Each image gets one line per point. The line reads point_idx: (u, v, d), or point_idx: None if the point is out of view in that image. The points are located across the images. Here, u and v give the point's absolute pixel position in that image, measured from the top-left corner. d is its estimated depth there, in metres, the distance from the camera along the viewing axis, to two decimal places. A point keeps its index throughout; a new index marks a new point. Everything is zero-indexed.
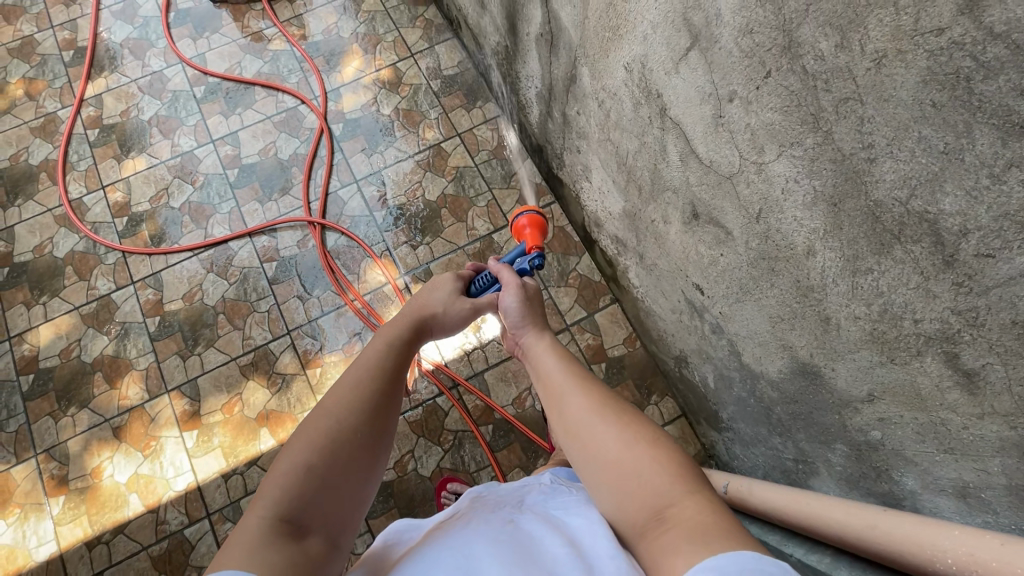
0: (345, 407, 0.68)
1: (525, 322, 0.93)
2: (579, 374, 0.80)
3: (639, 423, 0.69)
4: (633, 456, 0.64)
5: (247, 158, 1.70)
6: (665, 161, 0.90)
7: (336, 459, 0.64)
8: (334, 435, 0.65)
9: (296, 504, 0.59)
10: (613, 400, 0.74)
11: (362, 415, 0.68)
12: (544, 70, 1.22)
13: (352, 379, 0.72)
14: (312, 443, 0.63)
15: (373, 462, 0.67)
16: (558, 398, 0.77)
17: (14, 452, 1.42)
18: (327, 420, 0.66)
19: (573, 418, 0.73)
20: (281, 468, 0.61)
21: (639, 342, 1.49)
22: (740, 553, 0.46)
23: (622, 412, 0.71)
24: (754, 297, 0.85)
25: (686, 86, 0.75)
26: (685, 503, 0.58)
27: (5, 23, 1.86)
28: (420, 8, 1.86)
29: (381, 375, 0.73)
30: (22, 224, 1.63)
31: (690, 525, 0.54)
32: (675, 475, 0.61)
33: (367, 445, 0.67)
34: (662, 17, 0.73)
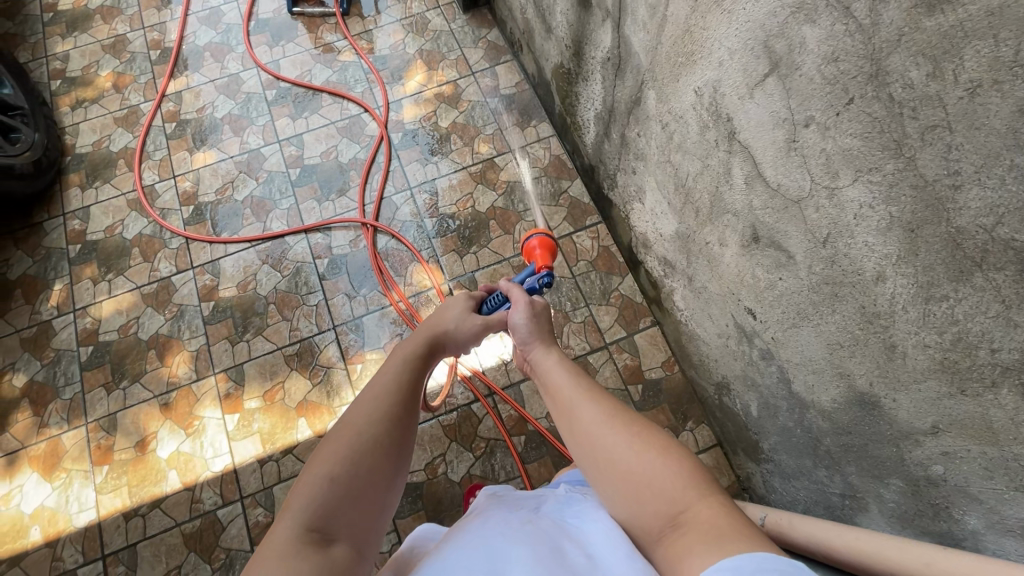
0: (366, 420, 0.70)
1: (533, 337, 0.94)
2: (587, 386, 0.81)
3: (649, 431, 0.70)
4: (645, 464, 0.66)
5: (310, 159, 1.78)
6: (727, 184, 0.92)
7: (359, 469, 0.66)
8: (358, 446, 0.67)
9: (324, 513, 0.62)
10: (623, 409, 0.75)
11: (381, 426, 0.70)
12: (607, 93, 1.27)
13: (371, 392, 0.74)
14: (336, 454, 0.66)
15: (395, 472, 0.69)
16: (568, 412, 0.78)
17: (67, 419, 1.48)
18: (349, 432, 0.68)
19: (584, 431, 0.74)
20: (308, 480, 0.64)
21: (678, 366, 1.48)
22: (756, 554, 0.49)
23: (631, 421, 0.72)
24: (811, 322, 0.85)
25: (760, 111, 0.78)
26: (697, 508, 0.61)
27: (102, 22, 2.02)
28: (483, 30, 1.95)
29: (401, 388, 0.75)
30: (97, 205, 1.73)
31: (704, 529, 0.57)
32: (688, 479, 0.64)
33: (390, 455, 0.69)
34: (741, 45, 0.76)
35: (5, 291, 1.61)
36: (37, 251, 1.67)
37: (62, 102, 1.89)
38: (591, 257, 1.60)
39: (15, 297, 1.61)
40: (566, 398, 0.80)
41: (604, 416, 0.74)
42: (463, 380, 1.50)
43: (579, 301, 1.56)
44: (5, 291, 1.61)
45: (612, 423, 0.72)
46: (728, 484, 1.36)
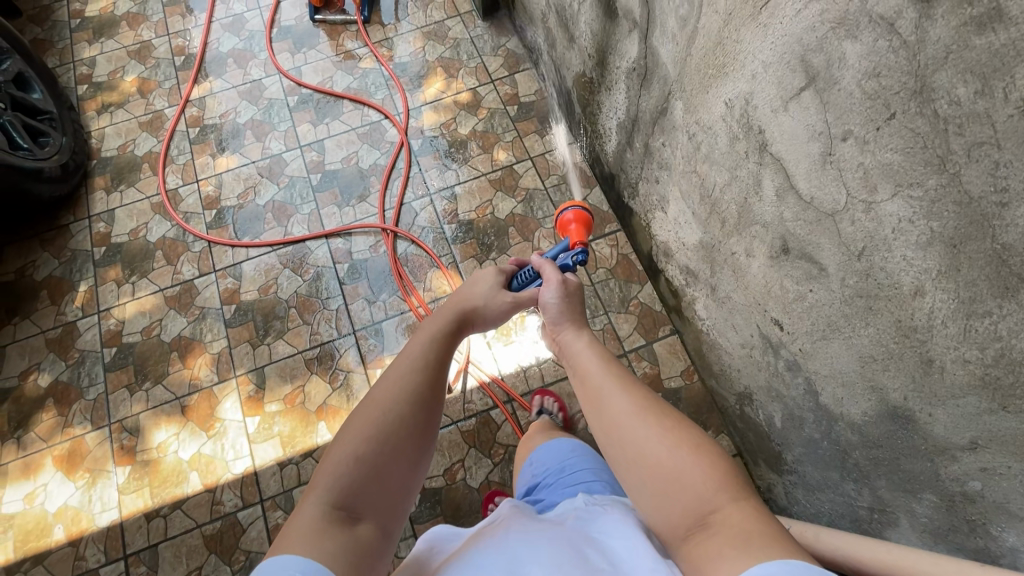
0: (391, 398, 0.67)
1: (565, 318, 0.92)
2: (619, 373, 0.77)
3: (682, 426, 0.66)
4: (676, 461, 0.62)
5: (331, 165, 1.80)
6: (757, 196, 0.93)
7: (384, 448, 0.63)
8: (382, 425, 0.64)
9: (350, 492, 0.60)
10: (655, 400, 0.70)
11: (407, 405, 0.67)
12: (631, 102, 1.28)
13: (395, 369, 0.71)
14: (360, 432, 0.63)
15: (420, 451, 0.67)
16: (596, 397, 0.74)
17: (90, 419, 1.49)
18: (374, 410, 0.65)
19: (613, 419, 0.70)
20: (332, 457, 0.62)
21: (697, 375, 1.48)
22: (786, 562, 0.49)
23: (664, 412, 0.68)
24: (841, 334, 0.85)
25: (794, 124, 0.78)
26: (728, 509, 0.58)
27: (127, 28, 2.05)
28: (503, 38, 1.96)
29: (427, 366, 0.72)
30: (122, 208, 1.75)
31: (734, 535, 0.55)
32: (719, 479, 0.61)
33: (416, 435, 0.66)
34: (776, 58, 0.77)
35: (30, 292, 1.64)
36: (63, 252, 1.69)
37: (88, 106, 1.92)
38: (610, 265, 1.61)
39: (41, 297, 1.63)
40: (595, 383, 0.76)
41: (636, 406, 0.69)
42: (481, 386, 1.50)
43: (598, 309, 1.57)
44: (30, 291, 1.64)
45: (644, 414, 0.68)
46: None
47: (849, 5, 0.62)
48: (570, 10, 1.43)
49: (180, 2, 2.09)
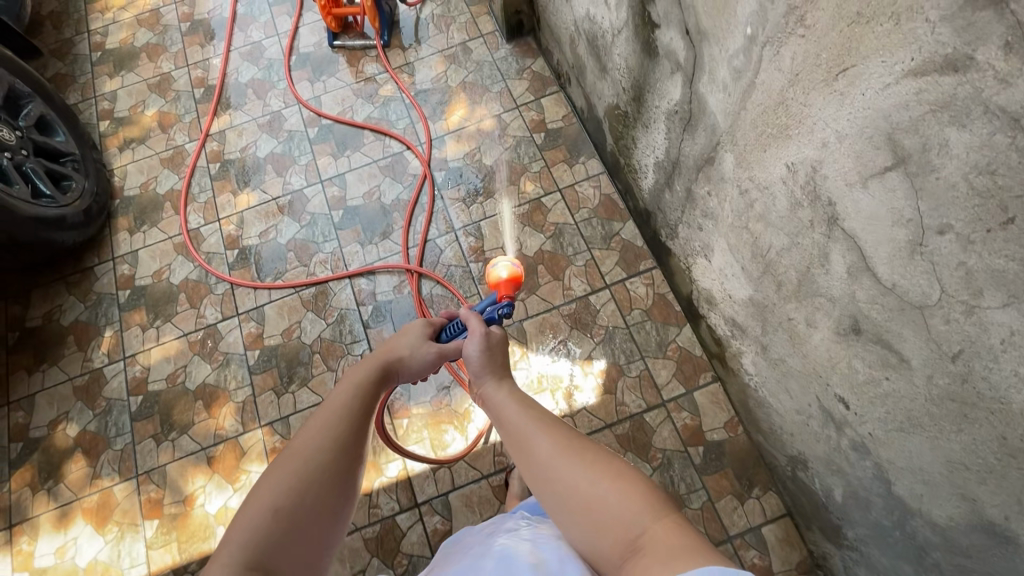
0: (313, 449, 0.69)
1: (486, 370, 0.90)
2: (537, 414, 0.80)
3: (602, 455, 0.71)
4: (601, 490, 0.67)
5: (353, 201, 1.74)
6: (823, 268, 0.83)
7: (303, 499, 0.65)
8: (303, 476, 0.67)
9: (263, 544, 0.62)
10: (576, 437, 0.75)
11: (327, 456, 0.69)
12: (672, 144, 1.18)
13: (318, 421, 0.73)
14: (280, 486, 0.65)
15: (339, 502, 0.69)
16: (522, 441, 0.77)
17: (118, 470, 1.48)
18: (295, 462, 0.67)
19: (539, 462, 0.73)
20: (252, 510, 0.63)
21: (742, 428, 1.39)
22: (700, 567, 0.54)
23: (588, 446, 0.73)
24: (924, 432, 0.76)
25: (874, 204, 0.69)
26: (653, 530, 0.63)
27: (147, 60, 2.03)
28: (528, 60, 1.87)
29: (350, 416, 0.74)
30: (145, 249, 1.74)
31: (660, 553, 0.60)
32: (640, 503, 0.66)
33: (335, 484, 0.68)
34: (855, 129, 0.67)
35: (58, 337, 1.63)
36: (89, 295, 1.68)
37: (111, 143, 1.90)
38: (646, 306, 1.52)
39: (68, 343, 1.62)
40: (517, 427, 0.79)
41: (559, 446, 0.73)
42: None
43: (633, 353, 1.48)
44: (58, 337, 1.63)
45: (567, 451, 0.72)
46: (800, 561, 1.26)
47: (958, 90, 0.53)
48: (602, 40, 1.34)
49: (199, 31, 2.05)
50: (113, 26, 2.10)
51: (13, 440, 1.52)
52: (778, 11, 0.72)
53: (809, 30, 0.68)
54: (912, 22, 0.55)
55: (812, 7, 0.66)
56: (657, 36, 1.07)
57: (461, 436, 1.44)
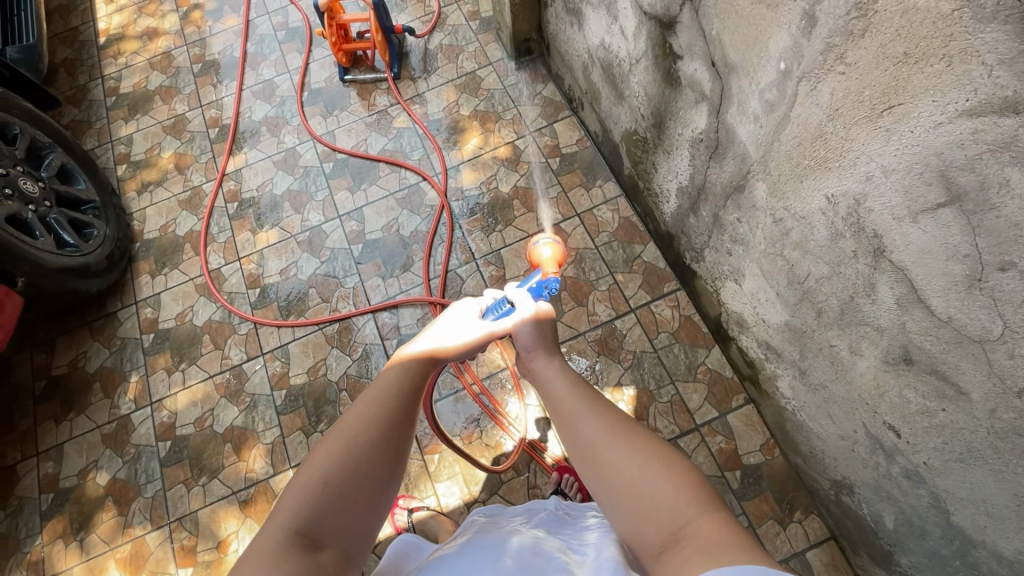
0: (361, 422, 0.64)
1: (536, 346, 0.82)
2: (586, 391, 0.73)
3: (652, 443, 0.65)
4: (647, 478, 0.61)
5: (371, 234, 1.75)
6: (869, 298, 0.82)
7: (353, 473, 0.61)
8: (352, 450, 0.62)
9: (313, 516, 0.58)
10: (627, 421, 0.68)
11: (377, 429, 0.63)
12: (696, 171, 1.18)
13: (368, 392, 0.67)
14: (329, 457, 0.61)
15: (389, 477, 0.64)
16: (567, 417, 0.70)
17: (150, 518, 1.46)
18: (343, 435, 0.62)
19: (585, 441, 0.67)
20: (307, 479, 0.60)
21: (778, 450, 1.36)
22: (748, 564, 0.48)
23: (640, 433, 0.66)
24: (987, 464, 0.75)
25: (925, 238, 0.68)
26: (700, 523, 0.57)
27: (161, 103, 2.05)
28: (538, 86, 1.88)
29: (400, 388, 0.67)
30: (167, 291, 1.74)
31: (705, 545, 0.54)
32: (689, 495, 0.59)
33: (385, 458, 0.63)
34: (903, 165, 0.67)
35: (84, 385, 1.63)
36: (113, 341, 1.68)
37: (129, 187, 1.92)
38: (673, 328, 1.51)
39: (94, 390, 1.62)
40: (562, 403, 0.72)
41: (608, 428, 0.66)
42: (545, 468, 1.42)
43: (663, 378, 1.47)
44: (84, 385, 1.63)
45: (616, 433, 0.66)
46: None
47: (1019, 131, 0.53)
48: (618, 68, 1.34)
49: (210, 72, 2.08)
50: (125, 71, 2.12)
51: (43, 491, 1.51)
52: (815, 48, 0.71)
53: (850, 68, 0.68)
54: (967, 65, 0.55)
55: (853, 45, 0.66)
56: (680, 67, 1.07)
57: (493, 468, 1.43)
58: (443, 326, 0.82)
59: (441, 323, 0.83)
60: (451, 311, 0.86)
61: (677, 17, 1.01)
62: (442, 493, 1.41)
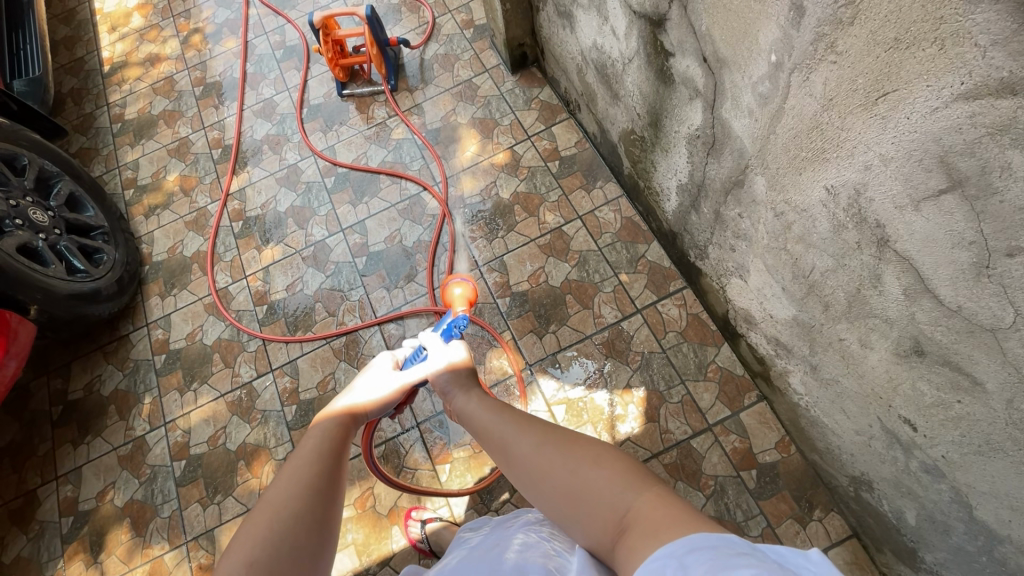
0: (282, 493, 0.61)
1: (453, 385, 0.86)
2: (514, 415, 0.74)
3: (581, 440, 0.65)
4: (581, 477, 0.60)
5: (375, 246, 1.75)
6: (876, 290, 0.80)
7: (279, 549, 0.56)
8: (276, 525, 0.58)
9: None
10: (554, 430, 0.68)
11: (302, 498, 0.61)
12: (695, 168, 1.16)
13: (287, 463, 0.65)
14: (252, 535, 0.57)
15: (321, 545, 0.60)
16: (499, 445, 0.71)
17: (167, 538, 1.48)
18: (265, 512, 0.59)
19: (521, 461, 0.67)
20: (229, 564, 0.55)
21: (794, 447, 1.34)
22: (688, 537, 0.47)
23: (568, 435, 0.66)
24: (1008, 457, 0.73)
25: (929, 226, 0.66)
26: (640, 503, 0.56)
27: (165, 127, 2.08)
28: (534, 90, 1.87)
29: (320, 454, 0.66)
30: (177, 312, 1.76)
31: (646, 528, 0.52)
32: (624, 480, 0.59)
33: (314, 526, 0.60)
34: (901, 153, 0.65)
35: (99, 408, 1.65)
36: (126, 363, 1.71)
37: (136, 211, 1.95)
38: (680, 327, 1.49)
39: (109, 413, 1.64)
40: (493, 432, 0.73)
41: (535, 443, 0.67)
42: None
43: (673, 378, 1.45)
44: (99, 408, 1.65)
45: (545, 443, 0.66)
46: None
47: (1018, 113, 0.51)
48: (612, 68, 1.33)
49: (212, 93, 2.11)
50: (130, 97, 2.16)
51: (62, 515, 1.53)
52: (805, 39, 0.70)
53: (841, 57, 0.66)
54: (960, 47, 0.53)
55: (843, 33, 0.64)
56: (672, 64, 1.06)
57: (504, 476, 1.42)
58: (360, 382, 0.86)
59: (359, 380, 0.87)
60: (369, 367, 0.90)
61: (667, 15, 1.00)
62: (454, 503, 1.41)
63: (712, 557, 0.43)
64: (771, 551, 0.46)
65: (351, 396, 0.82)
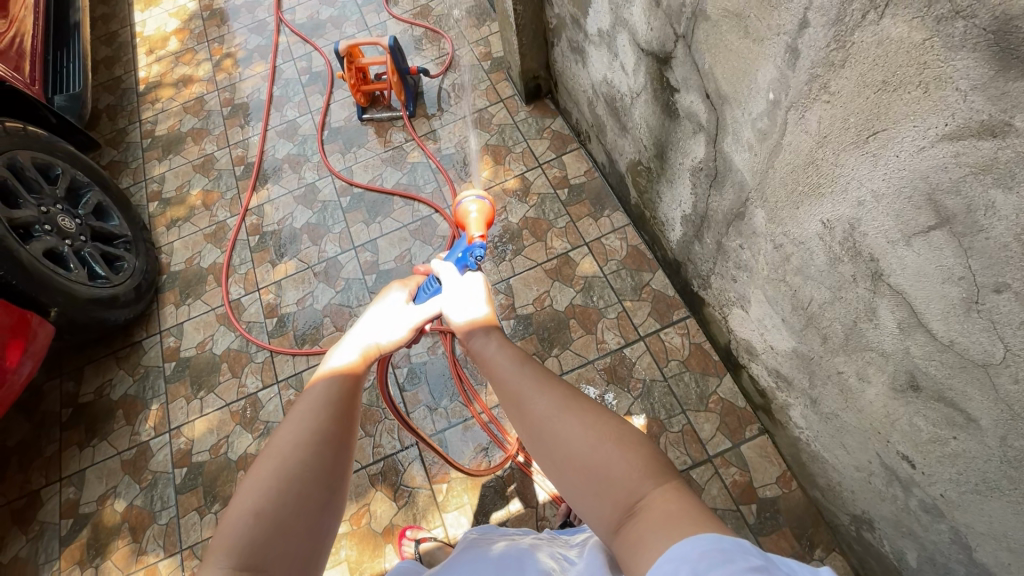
0: (291, 441, 0.59)
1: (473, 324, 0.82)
2: (534, 370, 0.70)
3: (604, 416, 0.63)
4: (601, 454, 0.59)
5: (384, 265, 1.79)
6: (871, 322, 0.81)
7: (287, 500, 0.56)
8: (283, 476, 0.57)
9: (250, 556, 0.53)
10: (576, 394, 0.66)
11: (310, 451, 0.59)
12: (698, 199, 1.19)
13: (297, 406, 0.63)
14: (260, 485, 0.56)
15: (330, 494, 0.59)
16: (514, 400, 0.68)
17: (163, 546, 1.48)
18: (273, 460, 0.57)
19: (537, 422, 0.64)
20: (235, 513, 0.55)
21: (795, 482, 1.32)
22: (701, 537, 0.48)
23: (593, 406, 0.64)
24: (1004, 496, 0.72)
25: (920, 260, 0.68)
26: (655, 495, 0.56)
27: (192, 144, 2.17)
28: (547, 120, 1.93)
29: (330, 401, 0.63)
30: (190, 321, 1.81)
31: (661, 521, 0.53)
32: (644, 467, 0.58)
33: (321, 478, 0.59)
34: (892, 189, 0.67)
35: (108, 412, 1.68)
36: (137, 369, 1.74)
37: (158, 223, 2.02)
38: (682, 356, 1.50)
39: (117, 417, 1.67)
40: (509, 384, 0.70)
41: (556, 407, 0.64)
42: (554, 500, 1.40)
43: (674, 407, 1.44)
44: (107, 412, 1.68)
45: (568, 409, 0.63)
46: None
47: (998, 154, 0.53)
48: (621, 102, 1.38)
49: (239, 114, 2.20)
50: (161, 115, 2.27)
51: (62, 517, 1.54)
52: (800, 79, 0.74)
53: (834, 97, 0.69)
54: (942, 91, 0.56)
55: (835, 75, 0.68)
56: (677, 99, 1.10)
57: (500, 498, 1.41)
58: (371, 319, 0.81)
59: (371, 315, 0.82)
60: (380, 302, 0.85)
61: (672, 53, 1.05)
62: (450, 524, 1.40)
63: (727, 566, 0.44)
64: (779, 560, 0.47)
65: (364, 336, 0.77)
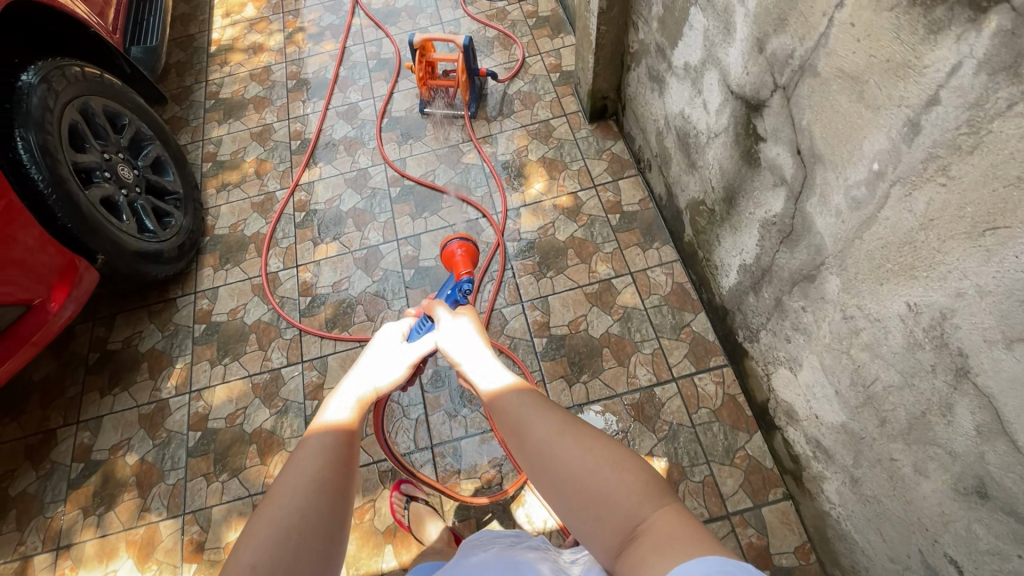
0: (289, 490, 0.58)
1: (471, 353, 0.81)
2: (531, 394, 0.69)
3: (603, 439, 0.62)
4: (600, 478, 0.58)
5: (424, 261, 1.78)
6: (944, 418, 0.77)
7: (284, 554, 0.55)
8: (281, 528, 0.56)
9: None
10: (576, 418, 0.65)
11: (308, 498, 0.58)
12: (763, 252, 1.15)
13: (295, 454, 0.62)
14: (256, 538, 0.55)
15: (329, 538, 0.58)
16: (514, 424, 0.66)
17: (166, 506, 1.48)
18: (270, 511, 0.56)
19: (536, 448, 0.63)
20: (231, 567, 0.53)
21: (814, 556, 1.27)
22: (704, 559, 0.47)
23: (590, 429, 0.63)
24: None
25: (1019, 368, 0.64)
26: (655, 517, 0.55)
27: (253, 112, 2.19)
28: (608, 142, 1.91)
29: (328, 446, 0.62)
30: (225, 287, 1.82)
31: (662, 545, 0.52)
32: (643, 490, 0.57)
33: (319, 525, 0.58)
34: (1001, 289, 0.63)
35: (133, 364, 1.70)
36: (167, 325, 1.76)
37: (210, 184, 2.04)
38: (713, 406, 1.45)
39: (141, 369, 1.69)
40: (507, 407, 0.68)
41: (553, 433, 0.63)
42: (560, 530, 1.37)
43: (698, 456, 1.40)
44: (133, 363, 1.70)
45: (566, 434, 0.62)
46: None
47: None
48: (695, 138, 1.35)
49: (303, 89, 2.22)
50: (228, 78, 2.29)
51: (74, 460, 1.56)
52: (915, 156, 0.70)
53: (953, 181, 0.66)
54: None
55: (960, 159, 0.65)
56: (761, 148, 1.07)
57: (507, 517, 1.39)
58: (367, 362, 0.80)
59: (366, 357, 0.81)
60: (375, 342, 0.84)
61: (766, 101, 1.01)
62: None
63: None
64: None
65: (361, 381, 0.76)
